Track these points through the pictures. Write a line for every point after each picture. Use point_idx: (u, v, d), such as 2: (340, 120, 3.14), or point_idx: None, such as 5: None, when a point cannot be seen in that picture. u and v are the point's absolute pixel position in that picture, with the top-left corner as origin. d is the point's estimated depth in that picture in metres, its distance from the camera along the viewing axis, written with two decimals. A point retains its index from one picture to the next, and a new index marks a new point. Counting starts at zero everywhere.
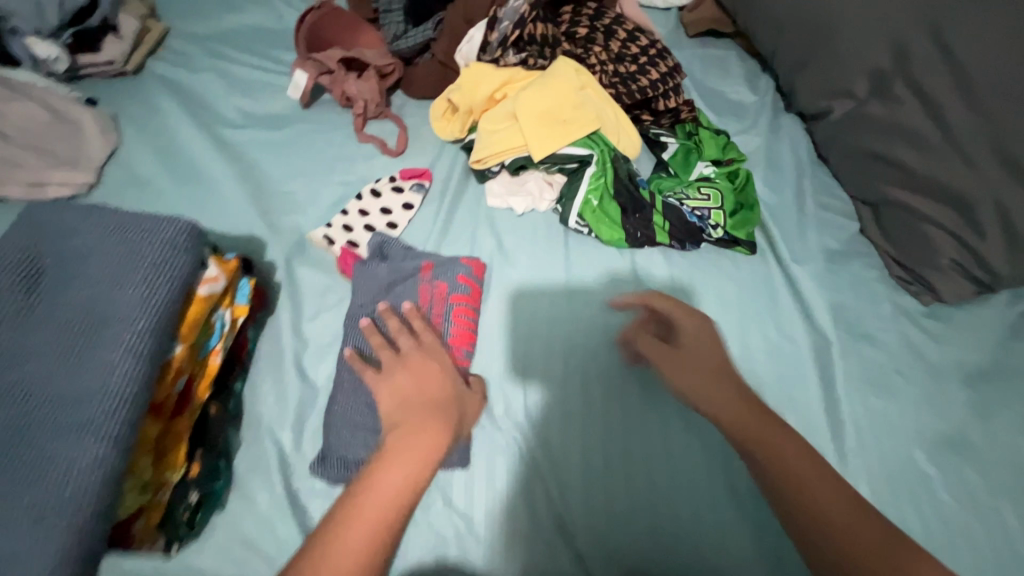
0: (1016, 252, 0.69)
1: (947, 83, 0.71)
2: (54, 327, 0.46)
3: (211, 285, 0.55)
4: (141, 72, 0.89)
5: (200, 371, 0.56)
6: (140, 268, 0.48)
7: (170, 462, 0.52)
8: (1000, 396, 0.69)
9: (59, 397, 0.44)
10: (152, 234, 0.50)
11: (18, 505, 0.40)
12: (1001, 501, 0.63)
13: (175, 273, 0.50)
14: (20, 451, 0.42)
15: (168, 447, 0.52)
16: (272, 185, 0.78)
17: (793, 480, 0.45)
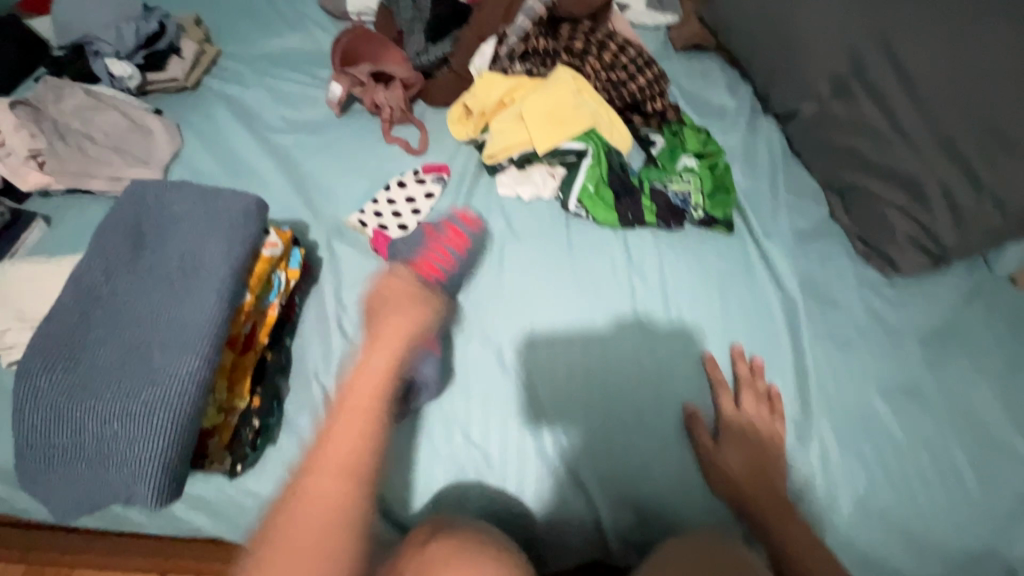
0: (961, 227, 0.80)
1: (896, 84, 0.84)
2: (158, 276, 0.59)
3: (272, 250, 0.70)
4: (199, 87, 1.02)
5: (261, 320, 0.71)
6: (221, 231, 0.61)
7: (237, 389, 0.67)
8: (950, 351, 0.79)
9: (163, 327, 0.56)
10: (229, 206, 0.63)
11: (136, 404, 0.53)
12: (948, 438, 0.73)
13: (247, 236, 0.62)
14: (136, 365, 0.55)
15: (235, 375, 0.67)
16: (313, 180, 0.91)
17: (795, 546, 0.61)
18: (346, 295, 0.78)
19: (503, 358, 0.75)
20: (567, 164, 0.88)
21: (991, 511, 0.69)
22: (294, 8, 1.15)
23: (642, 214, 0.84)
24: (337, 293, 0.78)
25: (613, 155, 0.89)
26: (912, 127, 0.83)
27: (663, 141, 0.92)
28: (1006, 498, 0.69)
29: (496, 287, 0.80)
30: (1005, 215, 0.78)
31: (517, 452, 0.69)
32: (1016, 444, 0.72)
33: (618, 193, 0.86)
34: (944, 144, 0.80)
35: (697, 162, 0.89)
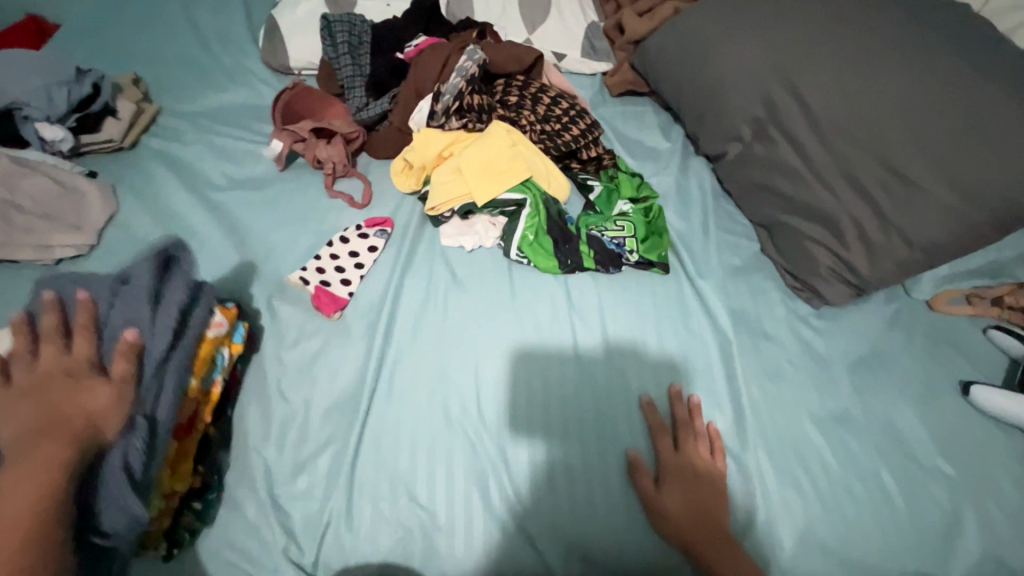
0: (876, 260, 0.85)
1: (807, 128, 0.90)
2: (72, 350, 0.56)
3: (217, 329, 0.67)
4: (136, 147, 1.02)
5: (204, 400, 0.66)
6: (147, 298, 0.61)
7: (181, 472, 0.62)
8: (876, 378, 0.83)
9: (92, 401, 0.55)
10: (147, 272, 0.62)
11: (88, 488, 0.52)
12: (880, 464, 0.76)
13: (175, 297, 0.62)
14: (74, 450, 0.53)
15: (179, 462, 0.62)
16: (254, 237, 0.90)
17: None
18: (287, 356, 0.77)
19: (449, 411, 0.75)
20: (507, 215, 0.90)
21: (924, 534, 0.72)
22: (235, 62, 1.16)
23: (580, 261, 0.87)
24: (278, 356, 0.77)
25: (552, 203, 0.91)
26: (824, 167, 0.89)
27: (601, 188, 0.96)
28: (937, 520, 0.72)
29: (439, 340, 0.80)
30: (912, 247, 0.84)
31: (463, 509, 0.69)
32: (940, 465, 0.76)
33: (557, 240, 0.88)
34: (853, 184, 0.86)
35: (633, 206, 0.93)
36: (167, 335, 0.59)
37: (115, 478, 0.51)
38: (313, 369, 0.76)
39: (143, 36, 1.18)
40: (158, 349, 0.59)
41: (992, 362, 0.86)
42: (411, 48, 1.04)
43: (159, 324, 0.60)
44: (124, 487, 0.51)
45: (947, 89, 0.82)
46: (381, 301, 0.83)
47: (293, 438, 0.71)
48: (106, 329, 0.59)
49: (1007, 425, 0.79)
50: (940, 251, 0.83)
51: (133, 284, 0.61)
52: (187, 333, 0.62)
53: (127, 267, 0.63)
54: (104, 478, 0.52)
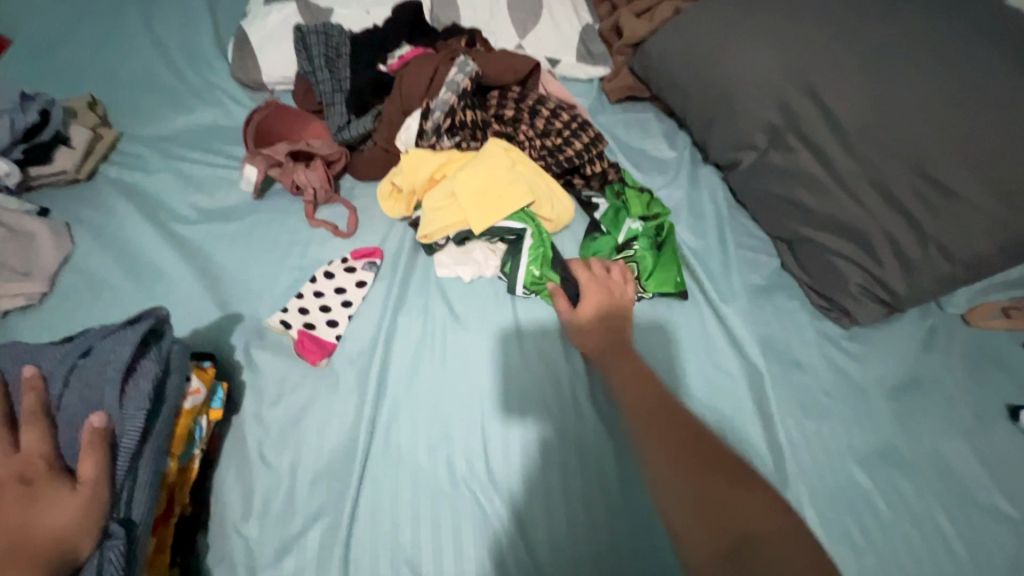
0: (913, 276, 0.78)
1: (828, 134, 0.83)
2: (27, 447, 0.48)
3: (195, 397, 0.58)
4: (94, 178, 0.92)
5: (180, 479, 0.57)
6: (110, 374, 0.52)
7: (157, 566, 0.53)
8: (918, 405, 0.76)
9: None
10: (110, 344, 0.53)
11: None
12: (932, 505, 0.69)
13: (145, 368, 0.53)
14: None
15: (156, 555, 0.53)
16: (228, 276, 0.81)
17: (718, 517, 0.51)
18: (270, 413, 0.68)
19: (454, 468, 0.66)
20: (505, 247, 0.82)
21: None
22: (203, 80, 1.07)
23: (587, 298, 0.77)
24: (259, 414, 0.68)
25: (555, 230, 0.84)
26: (849, 176, 0.82)
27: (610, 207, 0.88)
28: (1002, 567, 0.65)
29: (439, 385, 0.72)
30: (952, 260, 0.77)
31: None
32: (998, 503, 0.69)
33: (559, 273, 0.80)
34: (884, 193, 0.80)
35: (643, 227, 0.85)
36: (140, 419, 0.51)
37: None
38: (298, 428, 0.68)
39: (100, 55, 1.09)
40: (130, 441, 0.50)
41: None
42: (395, 60, 0.96)
43: (129, 407, 0.51)
44: None
45: (979, 90, 0.76)
46: (374, 344, 0.74)
47: (277, 511, 0.62)
48: (63, 415, 0.51)
49: None
50: (981, 264, 0.76)
51: (96, 365, 0.52)
52: (163, 410, 0.53)
53: (84, 342, 0.54)
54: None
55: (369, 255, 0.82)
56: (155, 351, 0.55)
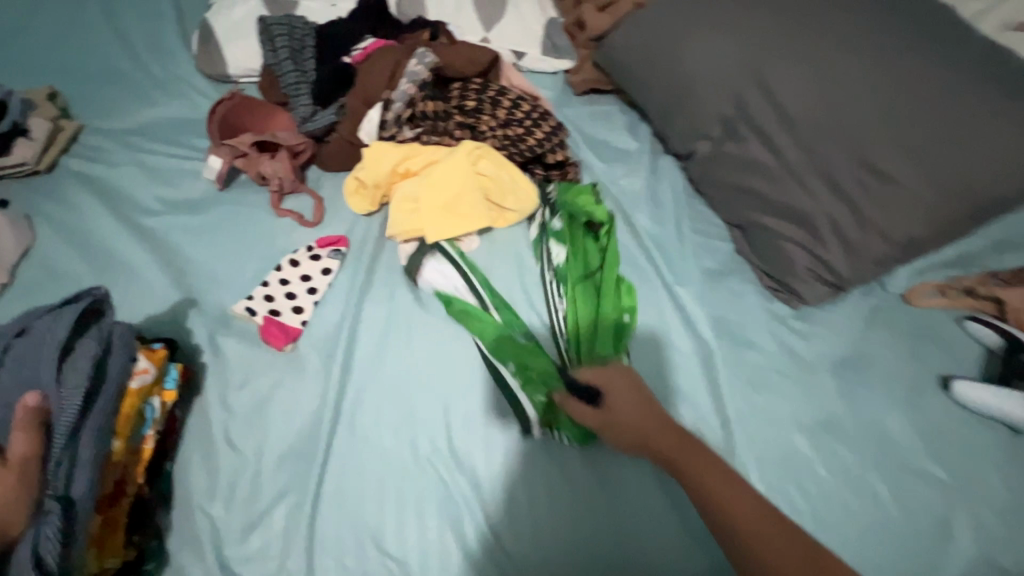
0: (854, 257, 0.83)
1: (776, 124, 0.87)
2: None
3: (142, 377, 0.58)
4: (55, 170, 0.92)
5: (134, 459, 0.59)
6: (46, 355, 0.53)
7: (111, 544, 0.56)
8: (860, 379, 0.80)
9: None
10: (48, 327, 0.55)
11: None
12: (869, 470, 0.73)
13: (81, 348, 0.54)
14: None
15: (108, 534, 0.56)
16: (193, 265, 0.82)
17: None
18: (237, 399, 0.69)
19: (418, 447, 0.68)
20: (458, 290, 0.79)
21: (917, 540, 0.70)
22: (167, 71, 1.06)
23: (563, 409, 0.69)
24: (225, 399, 0.69)
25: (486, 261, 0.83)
26: (796, 164, 0.86)
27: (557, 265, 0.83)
28: (929, 526, 0.70)
29: (404, 369, 0.74)
30: (889, 243, 0.81)
31: (437, 555, 0.63)
32: (929, 467, 0.74)
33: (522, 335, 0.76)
34: (827, 179, 0.84)
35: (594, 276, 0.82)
36: (75, 396, 0.52)
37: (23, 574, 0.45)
38: (264, 413, 0.69)
39: (60, 47, 1.07)
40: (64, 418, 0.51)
41: (970, 354, 0.85)
42: (358, 51, 0.97)
43: (66, 386, 0.52)
44: None
45: (913, 80, 0.80)
46: (340, 333, 0.76)
47: (242, 492, 0.64)
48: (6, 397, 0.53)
49: (991, 418, 0.78)
50: (916, 246, 0.81)
51: (34, 346, 0.54)
52: (102, 389, 0.54)
53: (26, 324, 0.56)
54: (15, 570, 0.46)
55: (336, 243, 0.84)
56: (94, 332, 0.56)
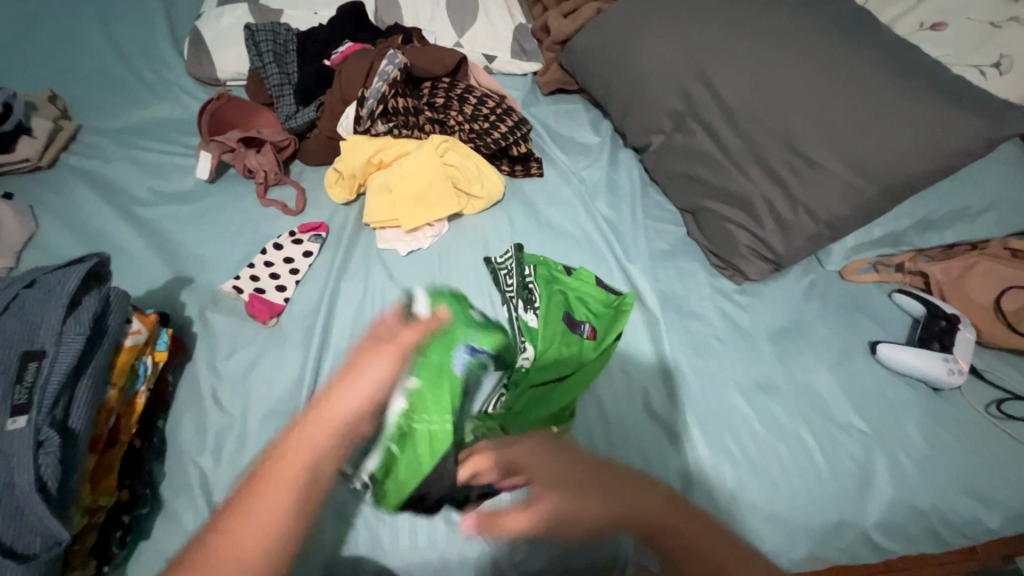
0: (788, 236, 0.92)
1: (719, 116, 0.96)
2: None
3: (135, 336, 0.65)
4: (56, 166, 0.99)
5: (126, 411, 0.64)
6: (51, 305, 0.56)
7: (104, 487, 0.59)
8: (795, 345, 0.89)
9: None
10: (52, 280, 0.58)
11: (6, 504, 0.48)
12: (800, 425, 0.81)
13: (83, 303, 0.59)
14: None
15: (100, 477, 0.59)
16: (184, 250, 0.89)
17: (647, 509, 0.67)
18: (225, 366, 0.76)
19: None
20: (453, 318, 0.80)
21: (843, 485, 0.77)
22: (160, 76, 1.14)
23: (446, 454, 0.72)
24: (213, 366, 0.76)
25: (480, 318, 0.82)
26: (737, 152, 0.94)
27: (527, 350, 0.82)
28: (853, 472, 0.78)
29: None
30: (818, 222, 0.90)
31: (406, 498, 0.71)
32: (853, 420, 0.82)
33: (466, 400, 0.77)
34: (764, 165, 0.93)
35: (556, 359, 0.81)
36: (79, 343, 0.56)
37: (28, 496, 0.48)
38: (248, 378, 0.76)
39: (59, 54, 1.15)
40: (69, 361, 0.55)
41: (898, 323, 0.93)
42: (336, 55, 1.05)
43: (69, 334, 0.56)
44: (39, 504, 0.48)
45: (841, 71, 0.88)
46: (317, 307, 0.83)
47: (229, 448, 0.70)
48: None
49: (911, 378, 0.86)
50: (842, 224, 0.90)
51: (39, 295, 0.57)
52: (102, 343, 0.59)
53: (28, 277, 0.59)
54: (15, 497, 0.48)
55: (316, 229, 0.91)
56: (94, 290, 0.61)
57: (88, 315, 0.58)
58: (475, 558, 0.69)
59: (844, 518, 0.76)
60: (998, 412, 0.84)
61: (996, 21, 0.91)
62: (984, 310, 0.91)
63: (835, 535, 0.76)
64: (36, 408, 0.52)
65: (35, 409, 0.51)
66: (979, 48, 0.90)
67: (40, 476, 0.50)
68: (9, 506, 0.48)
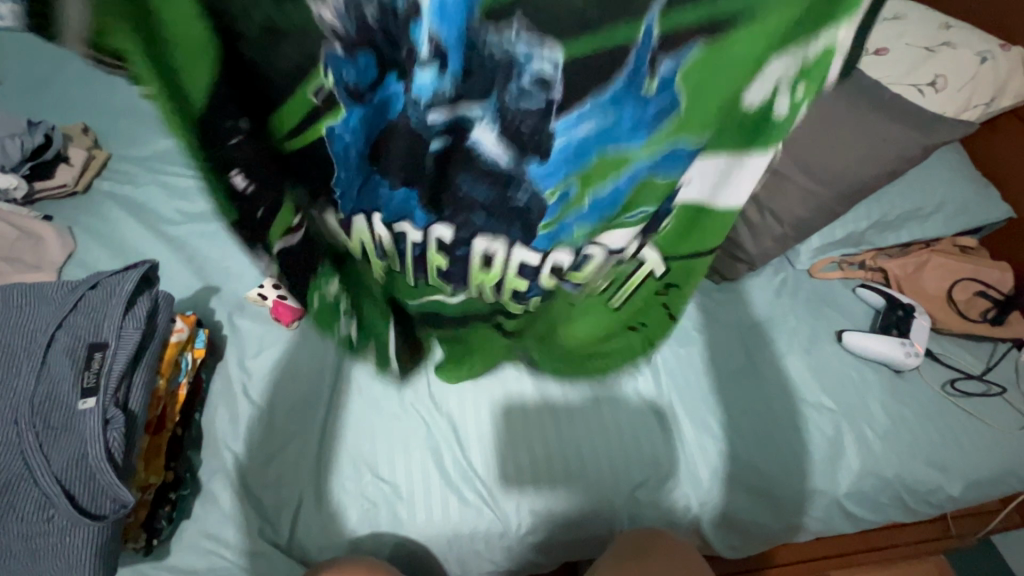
0: (759, 238, 1.01)
1: None
2: (57, 355, 0.62)
3: (179, 334, 0.74)
4: (90, 190, 1.08)
5: (171, 401, 0.73)
6: (111, 304, 0.65)
7: (154, 466, 0.69)
8: (768, 336, 0.97)
9: (61, 400, 0.60)
10: (111, 284, 0.67)
11: (82, 469, 0.58)
12: (777, 407, 0.89)
13: (136, 302, 0.67)
14: (55, 442, 0.59)
15: (152, 457, 0.69)
16: (212, 263, 0.98)
17: None
18: (254, 377, 0.84)
19: (404, 398, 0.85)
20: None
21: (815, 457, 0.85)
22: None
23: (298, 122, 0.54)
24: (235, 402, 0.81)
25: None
26: None
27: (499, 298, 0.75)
28: (823, 444, 0.86)
29: None
30: (783, 224, 0.99)
31: (421, 476, 0.79)
32: (823, 401, 0.91)
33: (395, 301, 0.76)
34: None
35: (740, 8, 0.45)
36: (136, 337, 0.65)
37: (99, 465, 0.57)
38: (273, 380, 0.84)
39: (90, 89, 1.25)
40: (127, 353, 0.64)
41: (861, 315, 1.03)
42: None
43: (126, 330, 0.65)
44: (107, 470, 0.57)
45: None
46: None
47: (259, 437, 0.79)
48: (68, 334, 0.64)
49: (874, 362, 0.95)
50: (805, 226, 1.00)
51: (101, 296, 0.66)
52: (153, 338, 0.68)
53: (91, 279, 0.68)
54: (89, 464, 0.58)
55: None
56: (147, 291, 0.69)
57: (142, 313, 0.67)
58: (484, 531, 0.77)
59: (814, 489, 0.84)
60: (952, 390, 0.94)
61: (931, 46, 1.04)
62: (939, 300, 1.01)
63: (808, 504, 0.84)
64: (104, 390, 0.60)
65: (102, 392, 0.60)
66: (918, 69, 1.02)
67: (108, 447, 0.59)
68: (84, 471, 0.58)
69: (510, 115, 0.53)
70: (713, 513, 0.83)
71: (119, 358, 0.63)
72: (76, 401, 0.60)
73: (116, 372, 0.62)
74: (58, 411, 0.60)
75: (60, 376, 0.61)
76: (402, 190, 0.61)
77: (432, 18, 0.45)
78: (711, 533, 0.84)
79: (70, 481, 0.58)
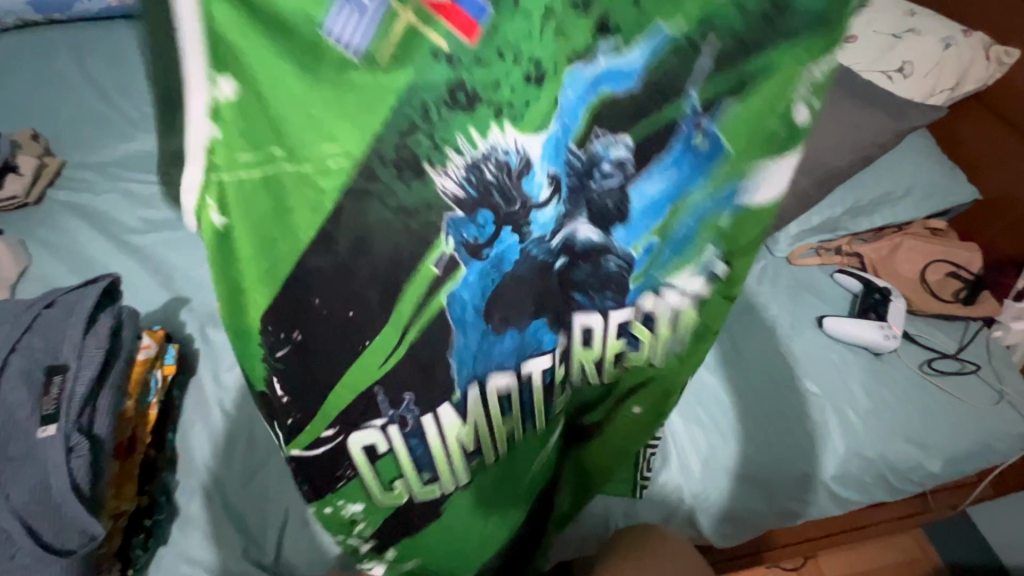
0: None
1: None
2: (12, 379, 0.58)
3: (146, 351, 0.70)
4: (43, 201, 1.02)
5: (141, 422, 0.70)
6: (71, 323, 0.61)
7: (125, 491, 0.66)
8: (751, 324, 0.98)
9: (18, 428, 0.56)
10: (69, 301, 0.63)
11: (46, 501, 0.54)
12: (763, 395, 0.90)
13: (98, 319, 0.63)
14: (13, 473, 0.55)
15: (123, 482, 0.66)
16: (180, 274, 0.93)
17: None
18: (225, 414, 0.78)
19: None
20: (371, 91, 0.31)
21: (803, 443, 0.86)
22: (139, 110, 1.17)
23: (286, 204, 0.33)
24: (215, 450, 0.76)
25: (545, 86, 0.37)
26: None
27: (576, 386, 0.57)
28: (810, 430, 0.87)
29: None
30: None
31: None
32: (808, 386, 0.92)
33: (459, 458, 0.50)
34: None
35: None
36: (99, 357, 0.61)
37: (64, 495, 0.54)
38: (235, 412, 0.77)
39: (39, 94, 1.18)
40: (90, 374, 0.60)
41: (841, 299, 1.04)
42: None
43: (88, 349, 0.61)
44: (73, 500, 0.54)
45: None
46: None
47: (240, 454, 0.76)
48: (22, 356, 0.59)
49: (854, 345, 0.97)
50: (786, 214, 1.00)
51: (59, 315, 0.62)
52: (118, 356, 0.64)
53: (47, 297, 0.64)
54: (53, 496, 0.54)
55: None
56: (110, 306, 0.66)
57: (106, 330, 0.63)
58: None
59: (802, 474, 0.85)
60: (929, 369, 0.96)
61: (898, 33, 1.06)
62: (914, 282, 1.03)
63: (798, 489, 0.85)
64: (65, 416, 0.57)
65: (64, 417, 0.56)
66: (886, 56, 1.04)
67: (73, 477, 0.55)
68: (48, 503, 0.54)
69: (595, 200, 0.45)
70: (706, 505, 0.83)
71: (81, 380, 0.59)
72: (35, 428, 0.56)
73: (79, 395, 0.58)
74: (15, 439, 0.56)
75: (15, 401, 0.57)
76: (514, 335, 0.46)
77: (547, 158, 0.40)
78: (704, 523, 0.84)
79: (32, 514, 0.54)
